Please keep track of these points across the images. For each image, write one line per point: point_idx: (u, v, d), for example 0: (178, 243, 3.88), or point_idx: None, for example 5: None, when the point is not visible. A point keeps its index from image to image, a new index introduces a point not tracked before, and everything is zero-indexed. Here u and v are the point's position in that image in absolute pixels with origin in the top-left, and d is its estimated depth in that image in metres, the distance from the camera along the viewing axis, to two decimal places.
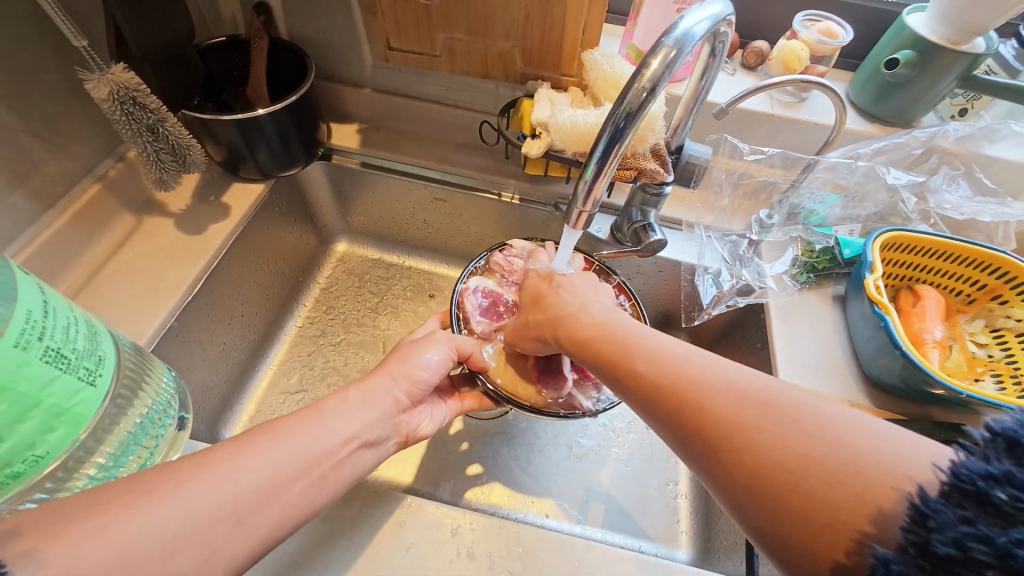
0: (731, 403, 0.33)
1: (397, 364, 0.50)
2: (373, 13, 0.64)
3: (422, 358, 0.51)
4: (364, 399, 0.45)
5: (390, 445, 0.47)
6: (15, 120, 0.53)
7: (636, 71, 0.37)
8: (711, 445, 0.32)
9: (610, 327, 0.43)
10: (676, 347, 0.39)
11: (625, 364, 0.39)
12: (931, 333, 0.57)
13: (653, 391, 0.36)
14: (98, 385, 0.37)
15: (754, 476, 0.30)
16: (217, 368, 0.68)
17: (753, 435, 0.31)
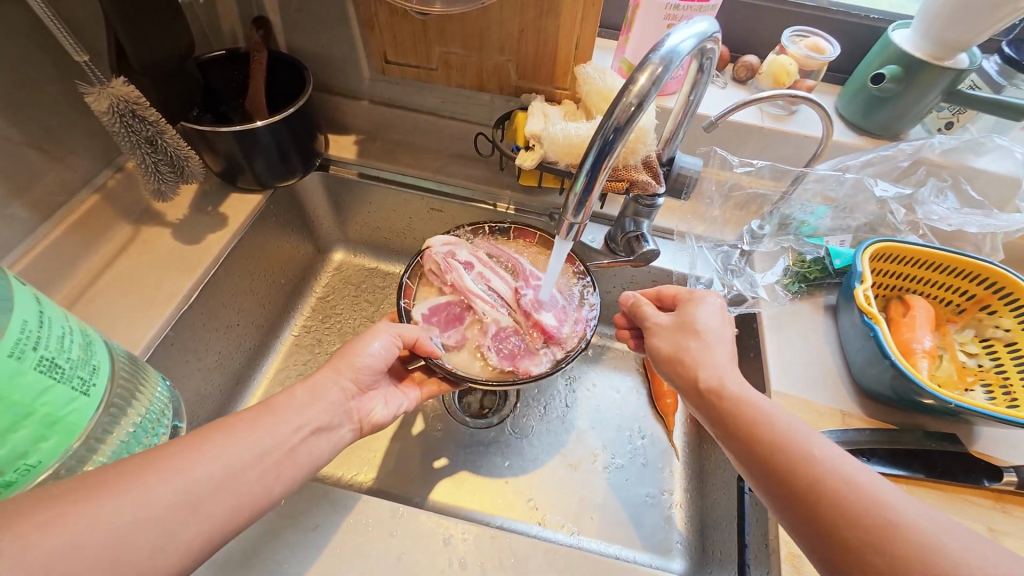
0: (839, 482, 0.34)
1: (342, 357, 0.50)
2: (370, 27, 0.65)
3: (366, 348, 0.51)
4: (312, 393, 0.46)
5: (343, 432, 0.47)
6: (15, 132, 0.54)
7: (625, 86, 0.38)
8: (837, 533, 0.33)
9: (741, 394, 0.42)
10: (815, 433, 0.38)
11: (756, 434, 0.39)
12: (921, 343, 0.58)
13: (784, 469, 0.37)
14: (91, 394, 0.38)
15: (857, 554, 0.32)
16: (213, 377, 0.68)
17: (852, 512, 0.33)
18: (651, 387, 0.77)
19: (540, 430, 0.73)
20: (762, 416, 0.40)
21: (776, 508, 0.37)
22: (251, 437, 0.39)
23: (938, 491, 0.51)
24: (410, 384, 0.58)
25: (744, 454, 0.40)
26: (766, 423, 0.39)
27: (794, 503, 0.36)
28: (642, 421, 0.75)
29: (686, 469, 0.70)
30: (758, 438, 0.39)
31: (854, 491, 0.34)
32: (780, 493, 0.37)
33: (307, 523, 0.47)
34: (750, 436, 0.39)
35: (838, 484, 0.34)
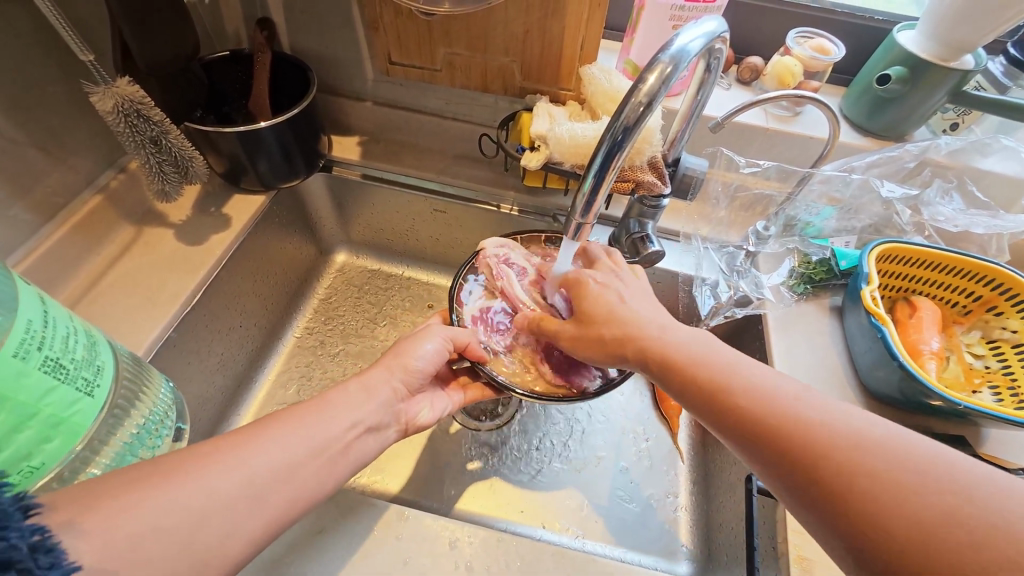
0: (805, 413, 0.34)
1: (395, 356, 0.50)
2: (375, 28, 0.65)
3: (418, 349, 0.50)
4: (365, 391, 0.45)
5: (389, 432, 0.47)
6: (18, 132, 0.54)
7: (634, 86, 0.38)
8: (811, 467, 0.32)
9: (719, 370, 0.39)
10: (809, 396, 0.36)
11: (750, 416, 0.36)
12: (928, 344, 0.58)
13: (789, 450, 0.34)
14: (95, 395, 0.37)
15: (834, 483, 0.31)
16: (215, 379, 0.67)
17: (824, 440, 0.33)
18: (654, 389, 0.76)
19: (544, 432, 0.73)
20: (751, 391, 0.37)
21: (787, 496, 0.34)
22: (295, 434, 0.37)
23: None
24: (454, 388, 0.58)
25: (743, 443, 0.36)
26: (756, 399, 0.36)
27: (805, 486, 0.33)
28: (646, 424, 0.74)
29: (691, 472, 0.70)
30: (756, 420, 0.36)
31: (868, 456, 0.31)
32: (789, 478, 0.34)
33: (312, 526, 0.47)
34: (745, 419, 0.36)
35: (848, 455, 0.31)
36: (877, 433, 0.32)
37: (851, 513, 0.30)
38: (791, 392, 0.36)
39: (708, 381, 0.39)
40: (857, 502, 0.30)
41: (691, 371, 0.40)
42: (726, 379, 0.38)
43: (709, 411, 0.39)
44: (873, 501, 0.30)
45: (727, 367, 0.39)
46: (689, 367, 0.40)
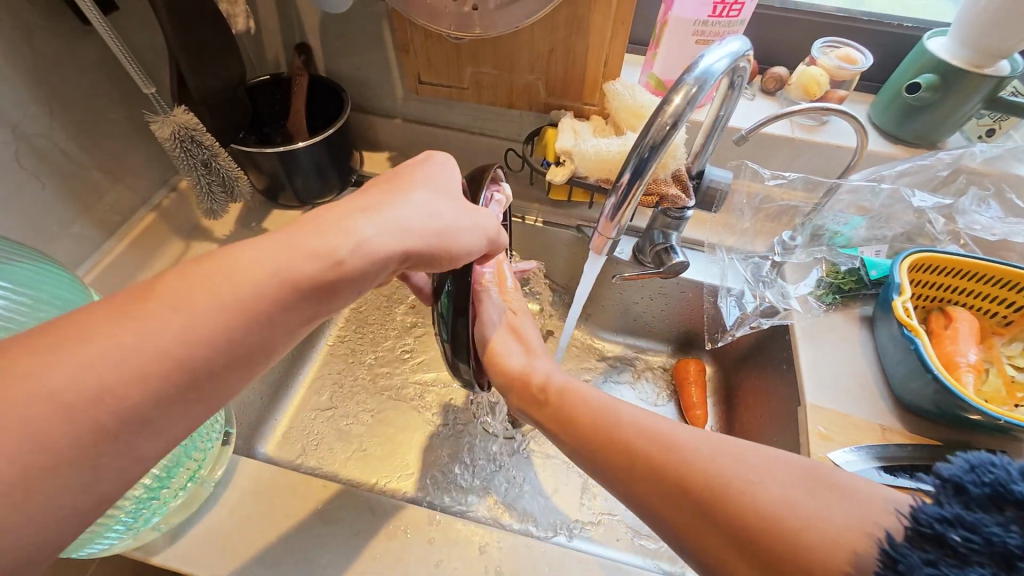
0: (657, 447, 0.38)
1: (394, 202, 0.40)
2: (405, 51, 0.68)
3: (413, 198, 0.41)
4: (357, 245, 0.35)
5: (368, 282, 0.37)
6: (85, 156, 0.59)
7: (659, 107, 0.39)
8: (672, 499, 0.35)
9: (604, 420, 0.43)
10: (687, 432, 0.38)
11: (632, 460, 0.38)
12: (965, 356, 0.56)
13: (661, 484, 0.36)
14: None
15: (692, 509, 0.34)
16: (256, 384, 0.71)
17: (674, 473, 0.36)
18: (680, 399, 0.77)
19: None
20: (640, 439, 0.39)
21: (665, 532, 0.36)
22: None
23: None
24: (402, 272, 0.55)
25: (624, 489, 0.39)
26: (638, 439, 0.39)
27: (677, 523, 0.35)
28: None
29: None
30: (634, 460, 0.38)
31: (730, 483, 0.33)
32: (664, 512, 0.36)
33: (349, 528, 0.49)
34: (623, 462, 0.39)
35: (712, 483, 0.34)
36: (740, 457, 0.35)
37: (719, 539, 0.33)
38: (670, 433, 0.39)
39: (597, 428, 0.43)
40: (724, 527, 0.32)
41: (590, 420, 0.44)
42: (615, 421, 0.42)
43: (592, 456, 0.42)
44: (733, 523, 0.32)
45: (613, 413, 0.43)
46: (574, 411, 0.45)
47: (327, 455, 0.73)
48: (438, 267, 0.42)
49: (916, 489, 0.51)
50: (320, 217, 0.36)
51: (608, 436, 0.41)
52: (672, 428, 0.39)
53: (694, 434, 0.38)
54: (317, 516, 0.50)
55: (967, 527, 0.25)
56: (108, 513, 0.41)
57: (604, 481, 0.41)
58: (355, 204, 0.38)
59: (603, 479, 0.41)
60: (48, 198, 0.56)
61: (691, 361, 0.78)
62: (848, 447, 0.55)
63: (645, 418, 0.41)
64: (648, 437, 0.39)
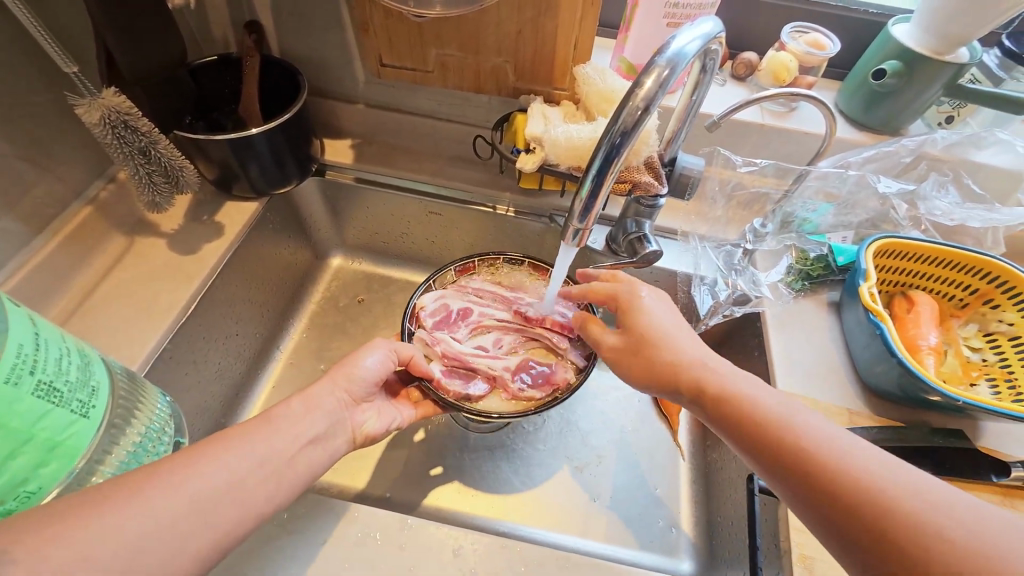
0: (833, 449, 0.35)
1: (340, 368, 0.52)
2: (365, 30, 0.64)
3: (361, 361, 0.52)
4: None
5: (338, 443, 0.47)
6: (5, 144, 0.53)
7: (631, 90, 0.37)
8: (844, 501, 0.33)
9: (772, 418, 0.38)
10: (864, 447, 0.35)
11: (782, 439, 0.36)
12: (926, 339, 0.58)
13: (817, 478, 0.34)
14: (91, 416, 0.36)
15: (879, 529, 0.31)
16: (214, 388, 0.67)
17: (860, 482, 0.33)
18: None
19: (544, 433, 0.74)
20: (820, 443, 0.35)
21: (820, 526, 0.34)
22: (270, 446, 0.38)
23: None
24: (405, 403, 0.59)
25: (779, 472, 0.36)
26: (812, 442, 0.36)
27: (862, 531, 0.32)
28: (646, 421, 0.77)
29: (691, 469, 0.72)
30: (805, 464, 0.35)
31: (907, 504, 0.31)
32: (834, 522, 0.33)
33: (315, 537, 0.47)
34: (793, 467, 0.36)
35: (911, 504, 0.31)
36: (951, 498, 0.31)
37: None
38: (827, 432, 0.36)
39: (756, 426, 0.38)
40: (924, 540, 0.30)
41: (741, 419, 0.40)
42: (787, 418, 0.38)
43: (741, 436, 0.39)
44: (920, 556, 0.29)
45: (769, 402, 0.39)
46: (716, 386, 0.42)
47: None
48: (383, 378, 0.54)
49: None
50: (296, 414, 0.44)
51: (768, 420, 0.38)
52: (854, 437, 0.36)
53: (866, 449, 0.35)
54: (279, 525, 0.47)
55: None
56: None
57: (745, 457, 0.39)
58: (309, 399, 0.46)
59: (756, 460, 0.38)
60: None
61: None
62: None
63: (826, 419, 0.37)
64: (834, 441, 0.35)
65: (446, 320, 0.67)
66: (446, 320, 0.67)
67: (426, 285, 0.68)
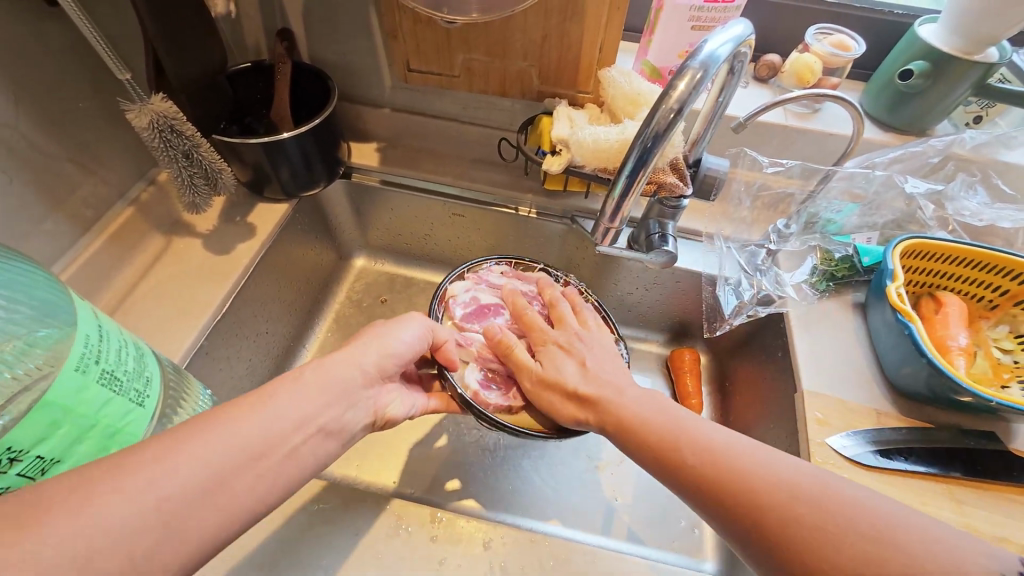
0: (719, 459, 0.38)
1: (372, 336, 0.47)
2: (393, 37, 0.66)
3: (398, 334, 0.48)
4: None
5: (357, 423, 0.43)
6: (57, 148, 0.56)
7: (664, 92, 0.38)
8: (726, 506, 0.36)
9: (670, 428, 0.41)
10: (761, 448, 0.38)
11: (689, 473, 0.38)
12: (956, 340, 0.57)
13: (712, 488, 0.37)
14: (146, 406, 0.38)
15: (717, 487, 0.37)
16: (245, 385, 0.69)
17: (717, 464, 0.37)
18: (674, 388, 0.79)
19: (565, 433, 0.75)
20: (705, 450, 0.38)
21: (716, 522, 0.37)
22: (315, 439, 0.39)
23: (978, 492, 0.52)
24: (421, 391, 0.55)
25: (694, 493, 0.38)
26: (701, 453, 0.38)
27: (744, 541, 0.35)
28: None
29: None
30: (697, 478, 0.38)
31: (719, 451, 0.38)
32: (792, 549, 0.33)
33: (348, 529, 0.48)
34: (686, 483, 0.38)
35: (802, 519, 0.33)
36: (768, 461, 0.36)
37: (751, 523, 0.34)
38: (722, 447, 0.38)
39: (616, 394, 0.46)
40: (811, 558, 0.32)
41: (640, 430, 0.42)
42: (762, 466, 0.36)
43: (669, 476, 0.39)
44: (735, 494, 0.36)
45: (729, 449, 0.38)
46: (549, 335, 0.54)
47: None
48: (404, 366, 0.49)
49: (911, 471, 0.53)
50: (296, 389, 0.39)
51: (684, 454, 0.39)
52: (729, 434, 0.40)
53: (760, 447, 0.38)
54: (313, 515, 0.48)
55: None
56: None
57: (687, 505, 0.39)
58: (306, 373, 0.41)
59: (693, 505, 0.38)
60: (17, 192, 0.53)
61: (685, 351, 0.79)
62: (844, 431, 0.56)
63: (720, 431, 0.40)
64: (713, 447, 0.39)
65: (474, 312, 0.60)
66: (482, 311, 0.60)
67: (462, 271, 0.64)
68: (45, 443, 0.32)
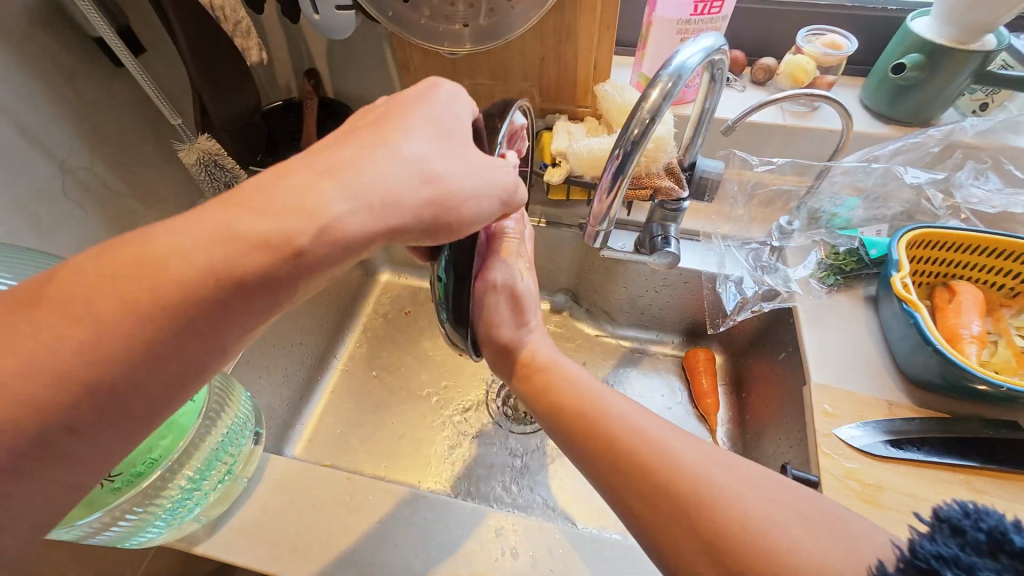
0: (656, 450, 0.38)
1: (400, 164, 0.31)
2: (406, 69, 0.73)
3: (461, 183, 0.33)
4: None
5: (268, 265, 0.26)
6: (121, 184, 0.65)
7: (638, 103, 0.42)
8: (652, 495, 0.36)
9: (612, 418, 0.41)
10: (703, 448, 0.38)
11: (625, 460, 0.38)
12: (968, 328, 0.57)
13: (642, 477, 0.37)
14: (195, 399, 0.46)
15: (647, 476, 0.36)
16: (281, 390, 0.76)
17: (653, 456, 0.37)
18: (690, 388, 0.80)
19: None
20: (641, 440, 0.38)
21: (638, 510, 0.36)
22: None
23: (998, 480, 0.51)
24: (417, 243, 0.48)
25: (624, 478, 0.38)
26: (625, 430, 0.40)
27: (636, 514, 0.37)
28: (683, 421, 0.78)
29: None
30: (613, 449, 0.39)
31: (657, 444, 0.38)
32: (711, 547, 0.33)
33: (371, 517, 0.52)
34: (600, 454, 0.40)
35: (717, 502, 0.34)
36: (714, 463, 0.36)
37: (678, 515, 0.34)
38: (662, 439, 0.38)
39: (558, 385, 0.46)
40: (699, 536, 0.33)
41: (587, 416, 0.42)
42: (700, 467, 0.36)
43: (602, 463, 0.39)
44: (662, 485, 0.36)
45: (666, 444, 0.38)
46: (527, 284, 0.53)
47: (351, 456, 0.77)
48: (445, 241, 0.34)
49: (925, 461, 0.52)
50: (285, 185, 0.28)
51: (622, 443, 0.39)
52: (672, 430, 0.40)
53: (700, 445, 0.38)
54: (340, 504, 0.53)
55: (960, 566, 0.27)
56: (150, 509, 0.44)
57: (613, 490, 0.38)
58: (318, 162, 0.30)
59: (620, 489, 0.38)
60: (89, 223, 0.62)
61: (700, 351, 0.81)
62: (854, 422, 0.56)
63: (660, 425, 0.40)
64: (653, 438, 0.38)
65: None
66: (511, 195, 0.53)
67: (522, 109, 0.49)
68: None
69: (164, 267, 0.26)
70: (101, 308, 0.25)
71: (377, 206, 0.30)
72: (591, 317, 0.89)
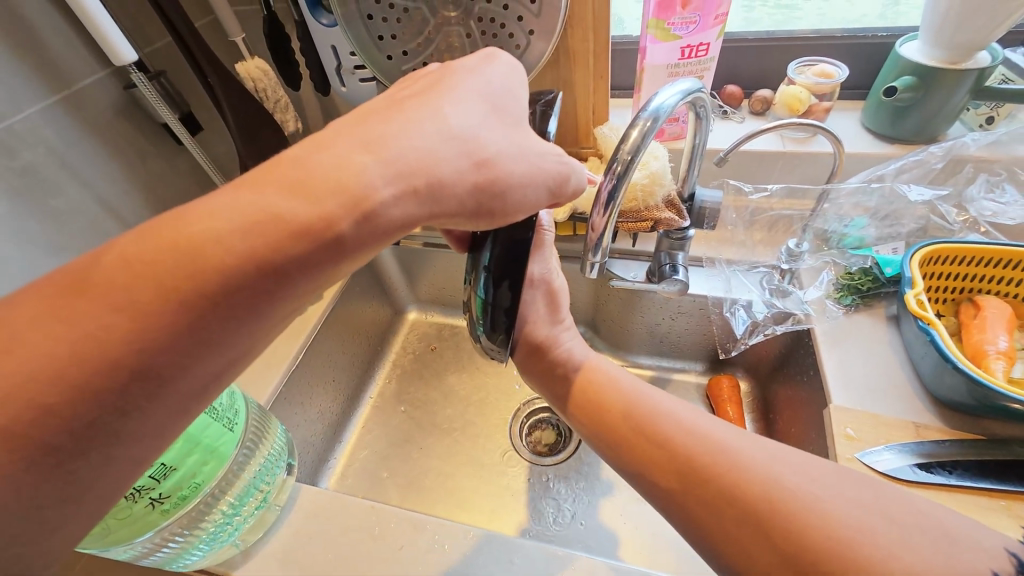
0: (718, 452, 0.38)
1: (454, 139, 0.34)
2: None
3: (509, 164, 0.36)
4: None
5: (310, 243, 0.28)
6: None
7: (619, 143, 0.46)
8: (719, 497, 0.36)
9: (664, 423, 0.42)
10: (759, 443, 0.39)
11: (689, 467, 0.38)
12: (994, 344, 0.55)
13: (709, 482, 0.37)
14: (234, 430, 0.51)
15: (712, 480, 0.37)
16: (316, 426, 0.81)
17: (716, 459, 0.38)
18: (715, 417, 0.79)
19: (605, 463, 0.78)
20: (698, 444, 0.39)
21: (707, 514, 0.37)
22: None
23: None
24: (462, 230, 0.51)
25: (687, 484, 0.38)
26: (684, 438, 0.40)
27: (701, 521, 0.37)
28: None
29: None
30: (672, 456, 0.40)
31: (718, 448, 0.39)
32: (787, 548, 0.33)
33: (396, 543, 0.54)
34: (659, 465, 0.40)
35: (787, 499, 0.34)
36: (774, 457, 0.37)
37: (751, 516, 0.35)
38: (719, 441, 0.39)
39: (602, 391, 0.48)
40: (774, 543, 0.34)
41: (638, 423, 0.43)
42: (763, 463, 0.37)
43: (661, 468, 0.40)
44: (729, 486, 0.36)
45: (724, 444, 0.39)
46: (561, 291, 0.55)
47: (381, 490, 0.79)
48: (490, 216, 0.37)
49: (955, 486, 0.49)
50: (322, 158, 0.30)
51: (681, 447, 0.40)
52: (725, 429, 0.41)
53: (752, 440, 0.39)
54: (366, 533, 0.55)
55: None
56: (194, 532, 0.49)
57: (676, 497, 0.39)
58: (363, 133, 0.31)
59: (686, 495, 0.38)
60: None
61: (723, 378, 0.80)
62: (881, 446, 0.53)
63: (712, 425, 0.41)
64: (711, 441, 0.39)
65: None
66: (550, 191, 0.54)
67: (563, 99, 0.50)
68: (169, 453, 0.44)
69: (200, 251, 0.27)
70: (134, 290, 0.26)
71: (423, 186, 0.32)
72: (611, 347, 0.89)
